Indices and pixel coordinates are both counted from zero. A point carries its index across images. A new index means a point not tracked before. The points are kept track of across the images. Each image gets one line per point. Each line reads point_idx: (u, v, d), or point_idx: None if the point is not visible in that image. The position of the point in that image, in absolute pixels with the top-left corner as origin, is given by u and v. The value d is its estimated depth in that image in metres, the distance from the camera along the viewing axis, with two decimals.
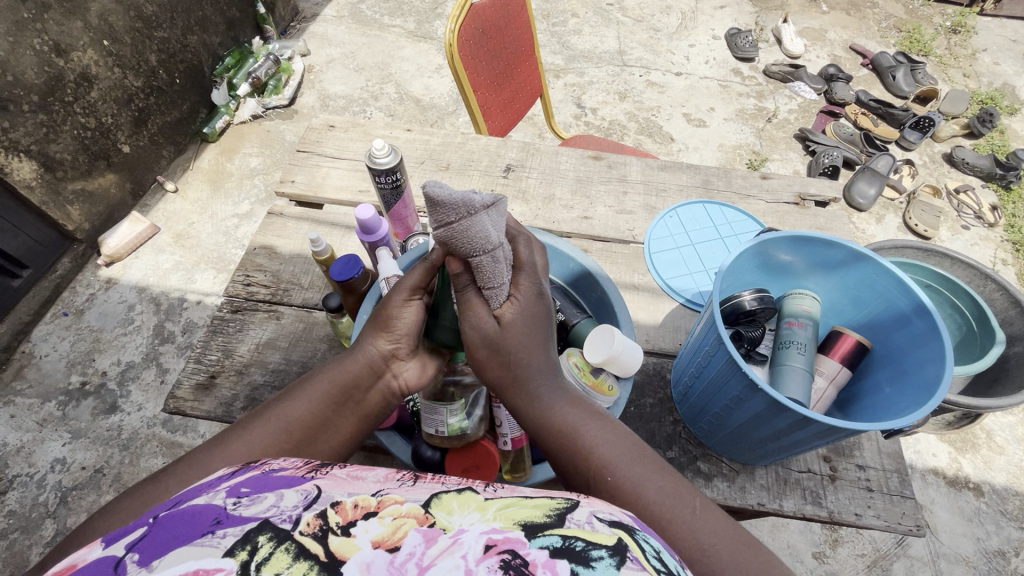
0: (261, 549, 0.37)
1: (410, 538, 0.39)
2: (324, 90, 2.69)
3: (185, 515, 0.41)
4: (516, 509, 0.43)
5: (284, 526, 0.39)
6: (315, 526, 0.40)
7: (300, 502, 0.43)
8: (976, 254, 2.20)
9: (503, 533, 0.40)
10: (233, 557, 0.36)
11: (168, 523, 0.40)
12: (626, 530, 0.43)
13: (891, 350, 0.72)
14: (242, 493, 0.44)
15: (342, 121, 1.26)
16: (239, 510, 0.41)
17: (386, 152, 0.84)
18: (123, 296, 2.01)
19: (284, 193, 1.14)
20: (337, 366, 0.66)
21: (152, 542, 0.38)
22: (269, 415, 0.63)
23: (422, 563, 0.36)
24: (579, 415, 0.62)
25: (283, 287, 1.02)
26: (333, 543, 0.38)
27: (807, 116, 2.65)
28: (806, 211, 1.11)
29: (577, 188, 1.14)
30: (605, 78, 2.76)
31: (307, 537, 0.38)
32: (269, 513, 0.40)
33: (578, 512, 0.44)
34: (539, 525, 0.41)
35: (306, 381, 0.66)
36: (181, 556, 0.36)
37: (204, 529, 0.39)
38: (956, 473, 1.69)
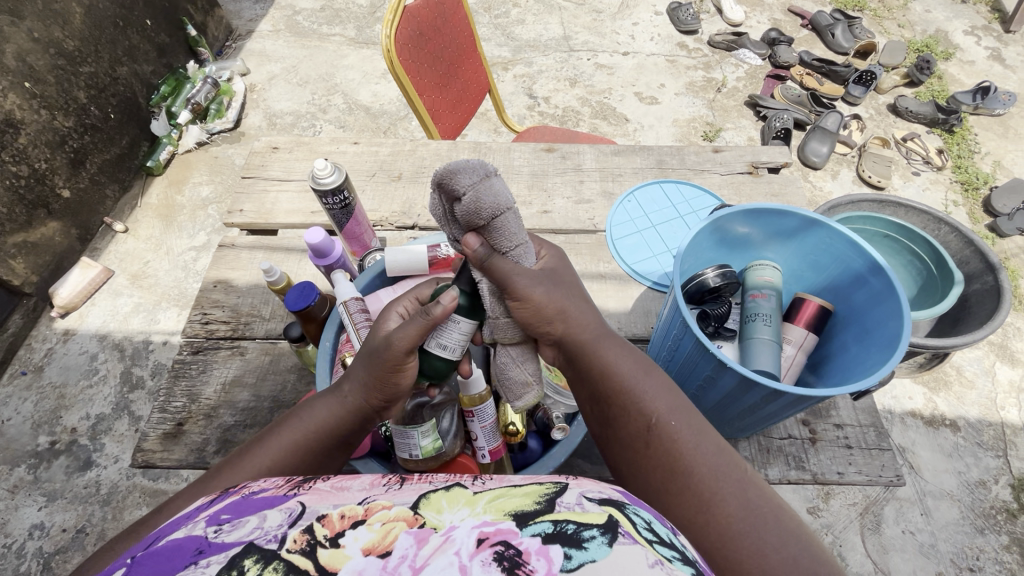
0: (247, 573, 0.36)
1: (401, 541, 0.37)
2: (270, 108, 2.61)
3: (165, 550, 0.39)
4: (506, 500, 0.42)
5: (270, 547, 0.38)
6: (303, 541, 0.38)
7: (283, 519, 0.41)
8: (929, 199, 2.27)
9: (494, 525, 0.39)
10: None
11: (149, 560, 0.38)
12: (615, 507, 0.43)
13: (853, 310, 0.73)
14: (223, 520, 0.42)
15: (286, 142, 1.21)
16: (221, 537, 0.40)
17: (330, 171, 0.82)
18: (84, 346, 1.93)
19: (233, 223, 1.10)
20: (329, 409, 0.63)
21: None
22: (255, 459, 0.59)
23: (416, 564, 0.35)
24: (631, 366, 0.64)
25: (244, 321, 0.99)
26: (322, 556, 0.37)
27: (755, 81, 2.68)
28: (759, 179, 1.12)
29: (533, 182, 1.13)
30: (553, 65, 2.74)
31: (295, 553, 0.37)
32: (253, 536, 0.39)
33: (567, 495, 0.43)
34: (530, 511, 0.40)
35: (295, 421, 0.62)
36: None
37: (187, 560, 0.37)
38: (933, 413, 1.74)
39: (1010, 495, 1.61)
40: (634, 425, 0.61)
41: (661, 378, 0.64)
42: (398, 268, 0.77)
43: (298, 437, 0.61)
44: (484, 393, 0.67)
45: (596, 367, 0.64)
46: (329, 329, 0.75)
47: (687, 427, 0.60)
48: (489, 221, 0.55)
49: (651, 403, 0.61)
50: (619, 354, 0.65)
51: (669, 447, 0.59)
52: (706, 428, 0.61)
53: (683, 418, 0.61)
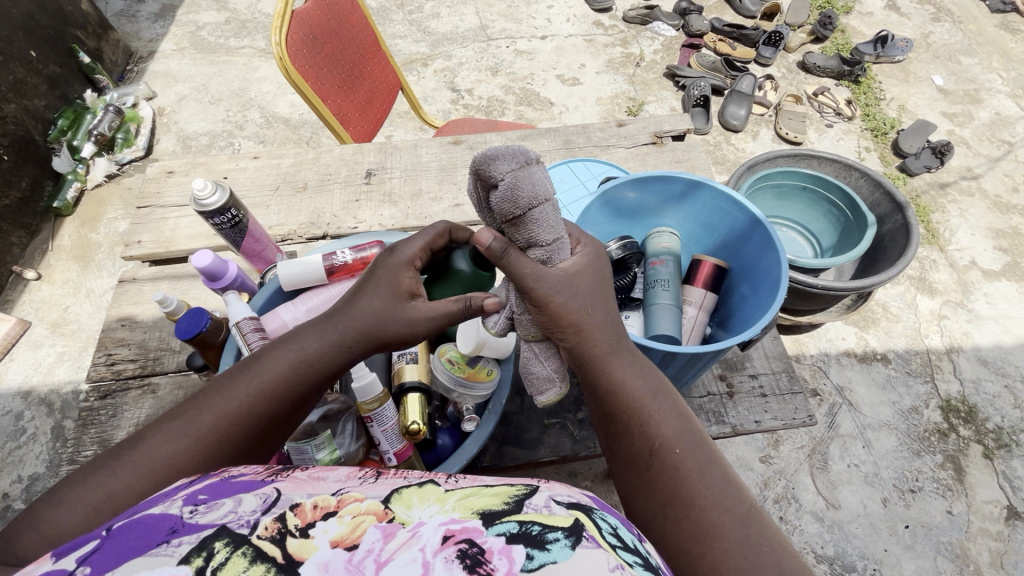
0: (217, 554, 0.34)
1: (369, 534, 0.37)
2: (182, 131, 2.49)
3: (139, 526, 0.37)
4: (476, 499, 0.41)
5: (241, 531, 0.37)
6: (273, 529, 0.37)
7: (259, 505, 0.40)
8: (843, 149, 2.37)
9: (461, 524, 0.38)
10: (189, 564, 0.34)
11: (123, 534, 0.37)
12: (582, 512, 0.42)
13: (744, 265, 0.75)
14: (199, 501, 0.41)
15: (181, 165, 1.16)
16: (195, 518, 0.38)
17: (211, 191, 0.78)
18: (6, 405, 1.81)
19: (132, 256, 1.05)
20: (318, 350, 0.60)
21: (108, 551, 0.35)
22: (245, 398, 0.57)
23: (380, 558, 0.34)
24: (644, 385, 0.61)
25: (153, 357, 0.94)
26: (291, 545, 0.36)
27: (672, 53, 2.74)
28: (663, 148, 1.15)
29: (443, 177, 1.12)
30: (473, 56, 2.72)
31: (265, 540, 0.36)
32: (226, 519, 0.38)
33: (536, 498, 0.43)
34: (497, 512, 0.40)
35: (283, 359, 0.59)
36: (131, 567, 0.33)
37: (158, 539, 0.36)
38: (865, 350, 1.84)
39: (940, 416, 1.72)
40: (639, 449, 0.59)
41: (674, 399, 0.61)
42: (293, 282, 0.75)
43: (263, 378, 0.58)
44: (380, 396, 0.65)
45: (605, 379, 0.61)
46: (228, 356, 0.71)
47: (693, 458, 0.57)
48: (527, 212, 0.59)
49: (660, 428, 0.59)
50: (632, 370, 0.62)
51: (670, 476, 0.56)
52: (716, 458, 0.58)
53: (694, 446, 0.58)
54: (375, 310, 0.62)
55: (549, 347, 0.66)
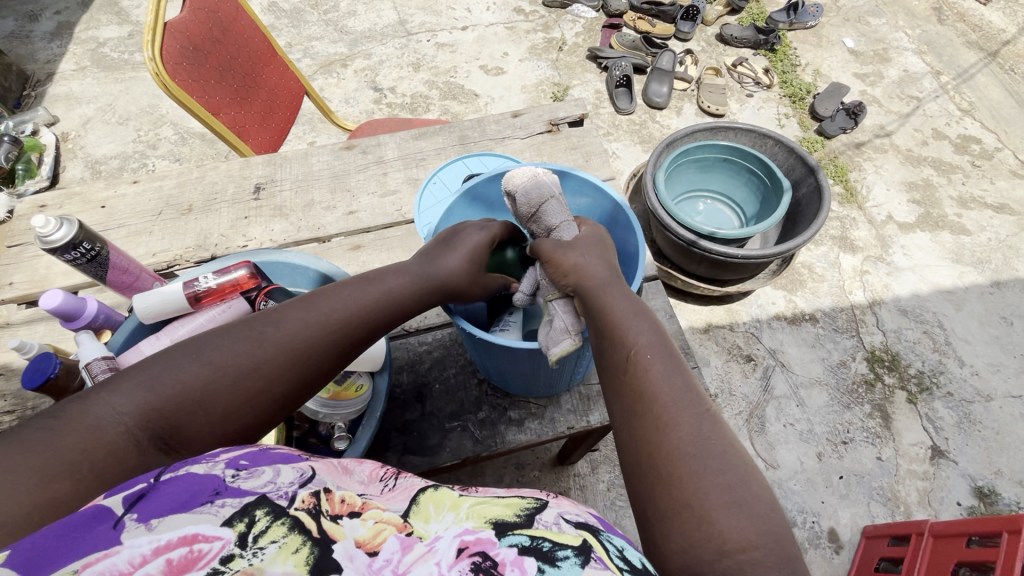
0: (258, 521, 0.39)
1: (389, 544, 0.41)
2: (90, 156, 2.36)
3: (185, 480, 0.41)
4: (488, 509, 0.46)
5: (280, 503, 0.41)
6: (310, 503, 0.42)
7: (295, 479, 0.45)
8: (763, 117, 2.43)
9: (475, 534, 0.43)
10: (231, 528, 0.38)
11: (170, 485, 0.40)
12: (590, 532, 0.46)
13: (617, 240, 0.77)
14: (240, 465, 0.44)
15: (54, 197, 1.08)
16: (238, 483, 0.42)
17: (55, 226, 0.73)
18: None
19: (3, 301, 0.98)
20: (389, 288, 0.66)
21: (153, 500, 0.39)
22: (332, 311, 0.61)
23: (399, 568, 0.39)
24: (629, 309, 0.63)
25: (31, 405, 0.89)
26: (325, 523, 0.41)
27: (593, 34, 2.74)
28: (558, 136, 1.14)
29: (335, 185, 1.09)
30: (394, 53, 2.66)
31: (302, 512, 0.41)
32: (266, 489, 0.42)
33: (546, 513, 0.47)
34: (509, 523, 0.45)
35: (360, 288, 0.64)
36: (181, 520, 0.37)
37: (205, 498, 0.39)
38: (794, 311, 1.90)
39: (867, 367, 1.79)
40: (620, 359, 0.59)
41: (655, 322, 0.62)
42: (153, 314, 0.72)
43: (327, 316, 0.60)
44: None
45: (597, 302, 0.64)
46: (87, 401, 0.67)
47: (696, 410, 0.54)
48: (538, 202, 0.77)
49: (639, 341, 0.59)
50: (619, 297, 0.64)
51: (672, 424, 0.52)
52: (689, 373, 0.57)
53: (668, 359, 0.58)
54: (449, 280, 0.71)
55: (568, 303, 0.71)
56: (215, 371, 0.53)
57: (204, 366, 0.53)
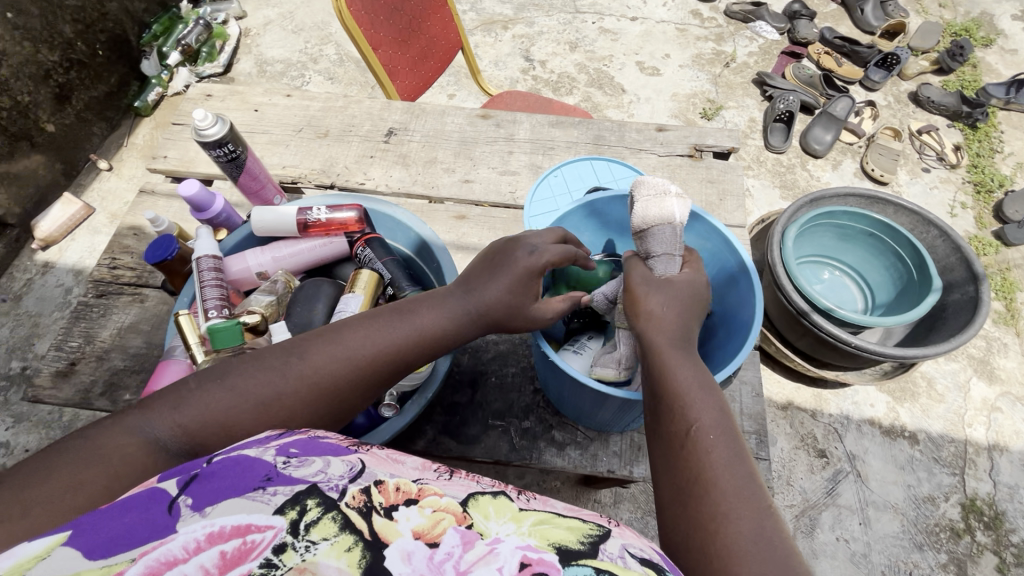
0: (309, 511, 0.38)
1: (449, 537, 0.39)
2: (261, 55, 2.57)
3: (237, 466, 0.42)
4: (551, 527, 0.42)
5: (331, 495, 0.40)
6: (361, 500, 0.41)
7: (345, 471, 0.43)
8: (934, 199, 2.12)
9: (538, 553, 0.39)
10: (283, 515, 0.38)
11: (220, 473, 0.42)
12: (655, 571, 0.40)
13: (726, 310, 0.68)
14: (291, 453, 0.45)
15: (220, 90, 1.18)
16: (289, 470, 0.42)
17: (212, 123, 0.79)
18: (60, 280, 1.99)
19: (155, 170, 1.10)
20: (426, 320, 0.64)
21: (204, 487, 0.40)
22: (362, 344, 0.61)
23: (460, 566, 0.36)
24: (693, 374, 0.58)
25: (149, 269, 0.99)
26: (377, 523, 0.39)
27: (768, 58, 2.51)
28: (699, 164, 1.05)
29: (460, 150, 1.09)
30: (556, 27, 2.61)
31: (353, 511, 0.40)
32: (317, 478, 0.42)
33: (611, 543, 0.42)
34: (574, 550, 0.40)
35: (394, 318, 0.63)
36: (232, 507, 0.38)
37: (256, 484, 0.40)
38: (893, 423, 1.67)
39: (958, 514, 1.55)
40: (675, 428, 0.55)
41: (718, 392, 0.57)
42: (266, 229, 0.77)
43: (358, 351, 0.61)
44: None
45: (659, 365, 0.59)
46: (189, 287, 0.73)
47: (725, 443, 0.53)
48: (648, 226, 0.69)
49: (699, 412, 0.55)
50: (684, 360, 0.59)
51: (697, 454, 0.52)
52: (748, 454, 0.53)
53: (728, 435, 0.54)
54: (491, 312, 0.65)
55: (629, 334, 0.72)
56: (240, 397, 0.56)
57: (226, 392, 0.56)
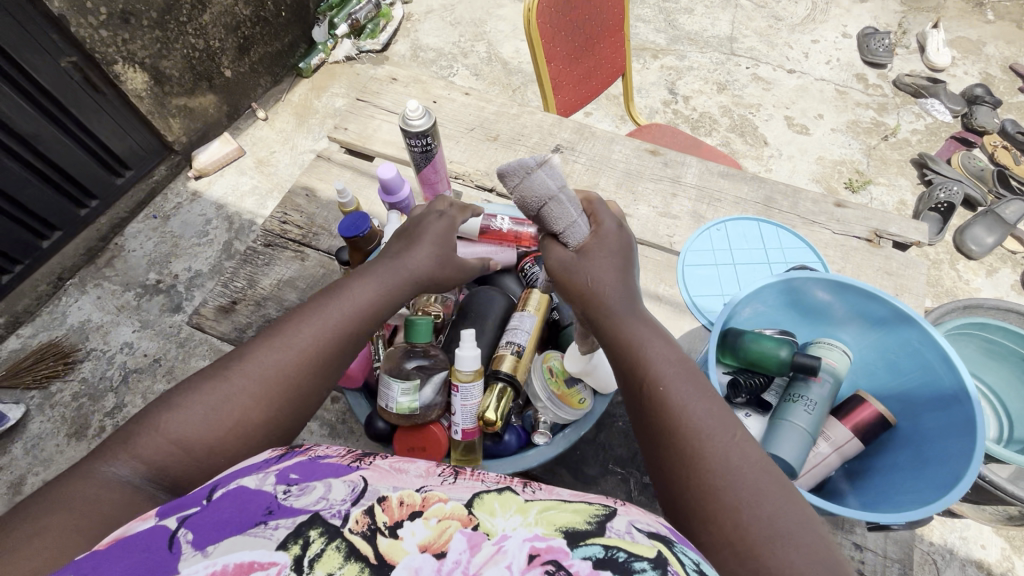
0: (312, 544, 0.37)
1: (455, 543, 0.38)
2: (417, 41, 2.71)
3: (238, 498, 0.42)
4: (557, 514, 0.41)
5: (335, 522, 0.39)
6: (365, 523, 0.39)
7: (347, 495, 0.43)
8: None
9: (546, 541, 0.38)
10: (286, 551, 0.37)
11: (221, 505, 0.42)
12: (663, 542, 0.41)
13: (920, 432, 0.62)
14: (291, 480, 0.45)
15: (405, 76, 1.24)
16: (290, 500, 0.42)
17: (420, 115, 0.83)
18: (204, 209, 2.19)
19: (335, 138, 1.17)
20: (354, 296, 0.64)
21: (203, 524, 0.40)
22: (307, 324, 0.61)
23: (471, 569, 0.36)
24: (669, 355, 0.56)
25: (314, 231, 1.05)
26: (382, 545, 0.38)
27: (934, 140, 2.31)
28: (877, 251, 0.98)
29: (624, 181, 1.08)
30: (707, 65, 2.55)
31: (358, 536, 0.39)
32: (319, 506, 0.41)
33: (617, 521, 0.42)
34: (581, 531, 0.40)
35: (326, 299, 0.63)
36: (235, 545, 0.37)
37: (257, 519, 0.39)
38: (1004, 572, 1.48)
39: None
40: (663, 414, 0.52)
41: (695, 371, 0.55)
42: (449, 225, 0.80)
43: (303, 334, 0.61)
44: (473, 374, 0.59)
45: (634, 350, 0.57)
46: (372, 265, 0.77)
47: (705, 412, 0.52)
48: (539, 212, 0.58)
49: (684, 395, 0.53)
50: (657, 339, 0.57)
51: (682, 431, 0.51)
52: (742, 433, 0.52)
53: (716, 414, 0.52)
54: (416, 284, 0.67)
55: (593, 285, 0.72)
56: (197, 408, 0.56)
57: (177, 410, 0.56)
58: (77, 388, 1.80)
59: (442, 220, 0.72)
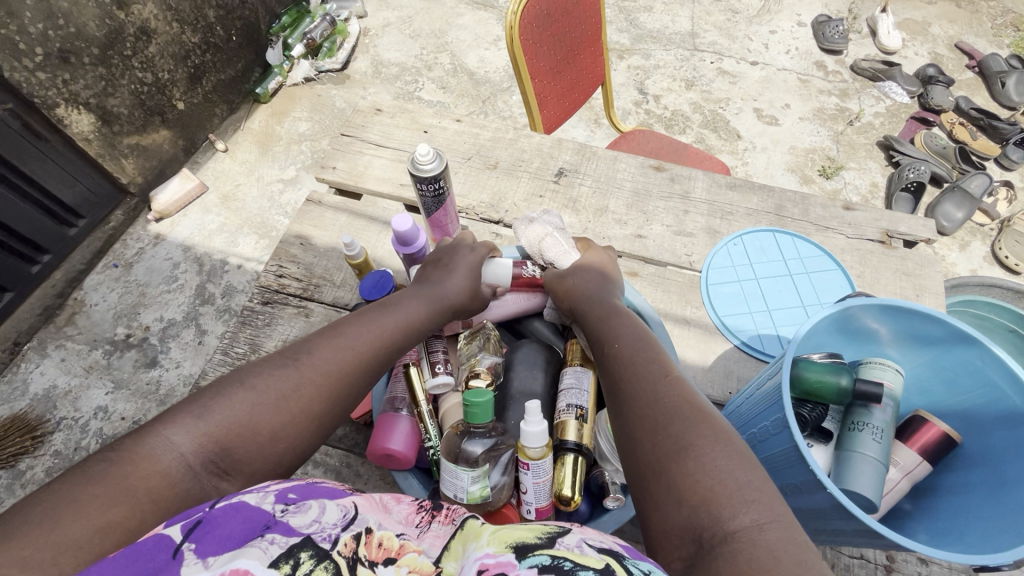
0: (302, 565, 0.40)
1: None
2: (378, 56, 2.61)
3: (239, 511, 0.44)
4: (510, 533, 0.42)
5: (324, 545, 0.42)
6: (352, 547, 0.42)
7: (339, 519, 0.45)
8: None
9: (495, 558, 0.40)
10: (277, 568, 0.39)
11: (225, 516, 0.43)
12: (615, 558, 0.40)
13: (989, 452, 0.60)
14: (289, 500, 0.46)
15: (390, 106, 1.18)
16: (286, 517, 0.44)
17: (430, 158, 0.78)
18: (169, 253, 2.05)
19: (324, 179, 1.10)
20: (420, 304, 0.70)
21: (207, 534, 0.42)
22: (377, 325, 0.66)
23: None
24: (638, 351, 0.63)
25: (314, 283, 0.98)
26: (360, 574, 0.40)
27: (895, 121, 2.39)
28: (892, 252, 0.98)
29: (634, 201, 1.05)
30: (673, 62, 2.56)
31: (344, 558, 0.41)
32: (312, 529, 0.43)
33: (568, 537, 0.43)
34: (530, 544, 0.40)
35: (390, 305, 0.69)
36: (231, 556, 0.39)
37: (256, 533, 0.42)
38: None
39: None
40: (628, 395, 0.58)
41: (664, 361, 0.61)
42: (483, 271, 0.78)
43: (371, 339, 0.64)
44: (544, 450, 0.56)
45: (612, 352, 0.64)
46: None
47: (669, 389, 0.56)
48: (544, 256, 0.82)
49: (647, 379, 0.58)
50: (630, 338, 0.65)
51: (649, 408, 0.55)
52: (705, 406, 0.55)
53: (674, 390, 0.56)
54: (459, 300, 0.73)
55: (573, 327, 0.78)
56: (259, 394, 0.56)
57: (244, 390, 0.55)
58: (49, 463, 1.65)
59: (476, 253, 0.78)
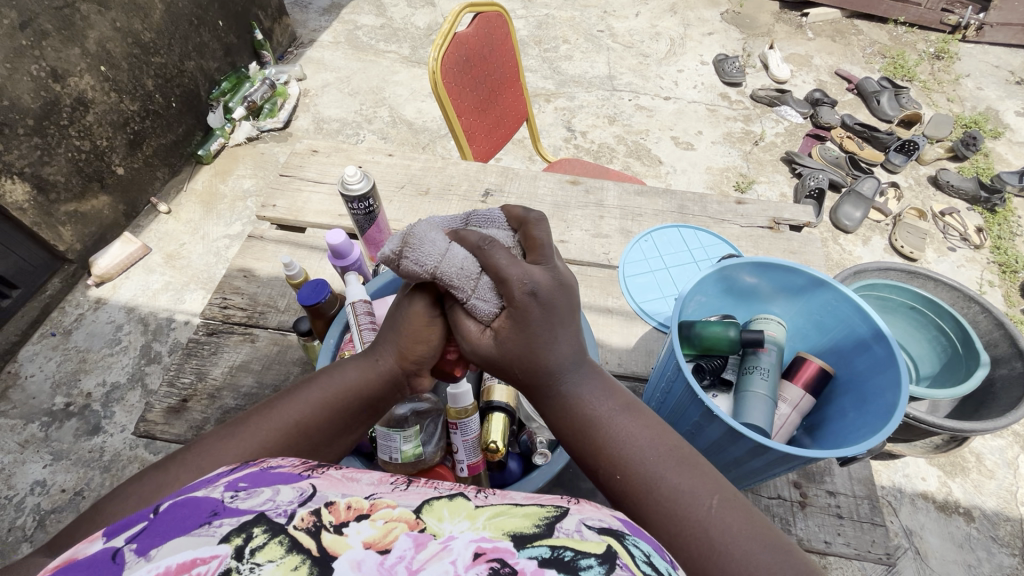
0: (255, 537, 0.34)
1: (401, 541, 0.35)
2: (319, 113, 2.73)
3: (183, 507, 0.38)
4: (507, 518, 0.38)
5: (279, 520, 0.36)
6: (310, 521, 0.37)
7: (295, 497, 0.40)
8: (963, 277, 2.21)
9: (493, 542, 0.36)
10: (229, 543, 0.34)
11: (169, 514, 0.38)
12: (615, 536, 0.39)
13: (854, 376, 0.71)
14: (239, 487, 0.41)
15: (325, 146, 1.27)
16: (236, 502, 0.38)
17: (359, 179, 0.86)
18: (112, 316, 2.01)
19: (265, 217, 1.16)
20: (359, 373, 0.63)
21: (153, 532, 0.36)
22: (287, 411, 0.61)
23: (412, 567, 0.33)
24: (601, 406, 0.58)
25: (259, 310, 1.02)
26: (325, 539, 0.35)
27: (794, 139, 2.69)
28: (779, 236, 1.12)
29: (555, 212, 1.16)
30: (595, 102, 2.80)
31: (301, 532, 0.35)
32: (265, 506, 0.38)
33: (568, 519, 0.39)
34: (529, 533, 0.37)
35: (322, 380, 0.63)
36: (178, 545, 0.34)
37: (201, 520, 0.36)
38: (946, 498, 1.65)
39: None
40: (600, 466, 0.57)
41: (637, 416, 0.58)
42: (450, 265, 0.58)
43: (279, 431, 0.59)
44: (470, 407, 0.69)
45: (562, 411, 0.58)
46: (335, 328, 0.79)
47: (652, 465, 0.55)
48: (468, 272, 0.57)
49: (615, 445, 0.56)
50: (584, 388, 0.58)
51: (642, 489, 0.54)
52: (686, 460, 0.55)
53: (650, 454, 0.55)
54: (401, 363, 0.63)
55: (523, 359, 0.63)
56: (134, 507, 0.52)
57: (114, 505, 0.53)
58: None
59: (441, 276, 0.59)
